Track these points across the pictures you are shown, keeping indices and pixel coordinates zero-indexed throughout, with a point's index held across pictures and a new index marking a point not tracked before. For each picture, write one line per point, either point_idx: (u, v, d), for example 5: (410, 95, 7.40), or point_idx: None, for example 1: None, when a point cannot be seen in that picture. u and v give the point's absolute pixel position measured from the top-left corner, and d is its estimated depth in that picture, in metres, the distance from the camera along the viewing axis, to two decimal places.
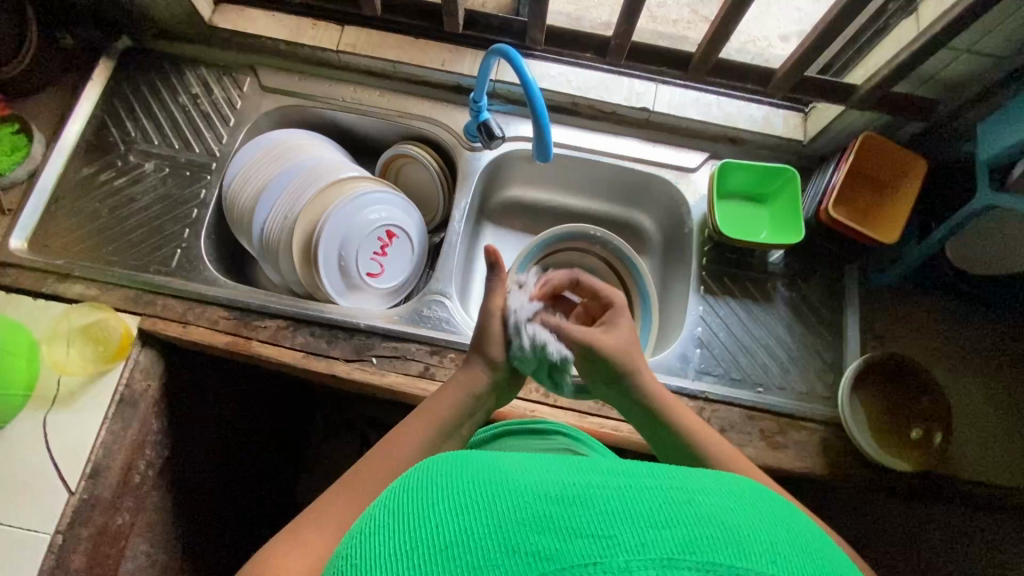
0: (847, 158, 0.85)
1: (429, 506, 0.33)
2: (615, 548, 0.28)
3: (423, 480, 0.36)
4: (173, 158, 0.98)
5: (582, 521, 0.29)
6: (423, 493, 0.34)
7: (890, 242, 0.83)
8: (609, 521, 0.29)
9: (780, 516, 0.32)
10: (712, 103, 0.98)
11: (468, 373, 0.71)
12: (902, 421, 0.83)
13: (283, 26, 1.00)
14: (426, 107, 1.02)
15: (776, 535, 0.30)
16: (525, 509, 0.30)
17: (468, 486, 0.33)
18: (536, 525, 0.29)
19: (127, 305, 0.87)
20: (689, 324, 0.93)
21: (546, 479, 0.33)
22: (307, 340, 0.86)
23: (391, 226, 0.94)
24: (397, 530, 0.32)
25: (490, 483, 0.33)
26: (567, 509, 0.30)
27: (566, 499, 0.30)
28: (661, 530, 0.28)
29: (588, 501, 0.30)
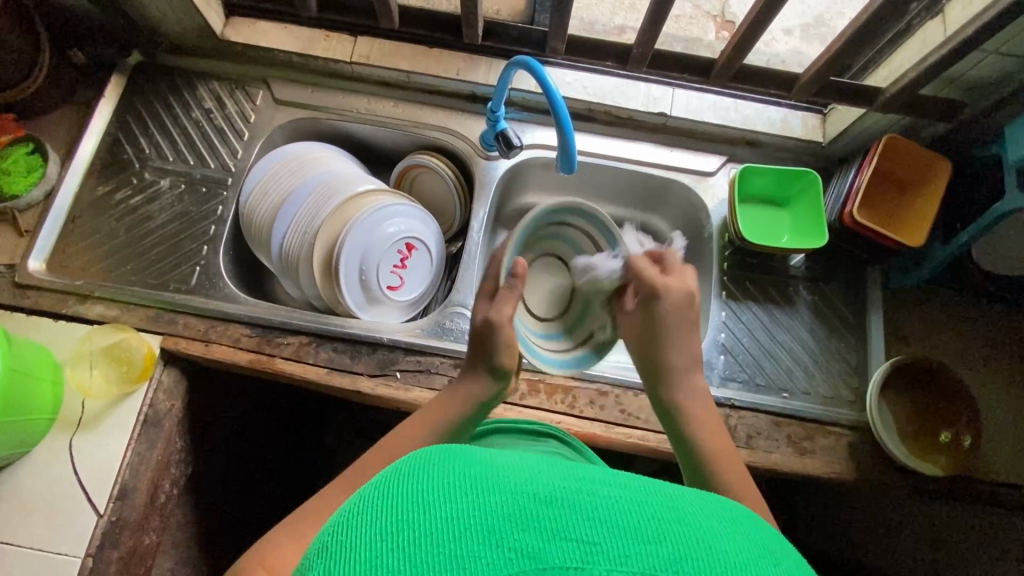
0: (870, 161, 0.84)
1: (420, 490, 0.31)
2: (598, 556, 0.28)
3: (417, 466, 0.34)
4: (188, 174, 0.97)
5: (566, 525, 0.29)
6: (415, 478, 0.32)
7: (915, 246, 0.82)
8: (595, 527, 0.29)
9: (767, 543, 0.31)
10: (730, 106, 0.97)
11: (474, 380, 0.70)
12: (931, 425, 0.83)
13: (296, 39, 0.99)
14: (442, 116, 1.01)
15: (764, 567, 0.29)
16: (511, 504, 0.29)
17: (459, 475, 0.32)
18: (522, 520, 0.29)
19: (148, 325, 0.87)
20: (711, 330, 0.92)
21: (537, 477, 0.32)
22: (331, 355, 0.85)
23: (410, 238, 0.93)
24: (388, 510, 0.30)
25: (480, 473, 0.32)
26: (555, 511, 0.29)
27: (553, 500, 0.30)
28: (646, 544, 0.28)
29: (576, 506, 0.30)
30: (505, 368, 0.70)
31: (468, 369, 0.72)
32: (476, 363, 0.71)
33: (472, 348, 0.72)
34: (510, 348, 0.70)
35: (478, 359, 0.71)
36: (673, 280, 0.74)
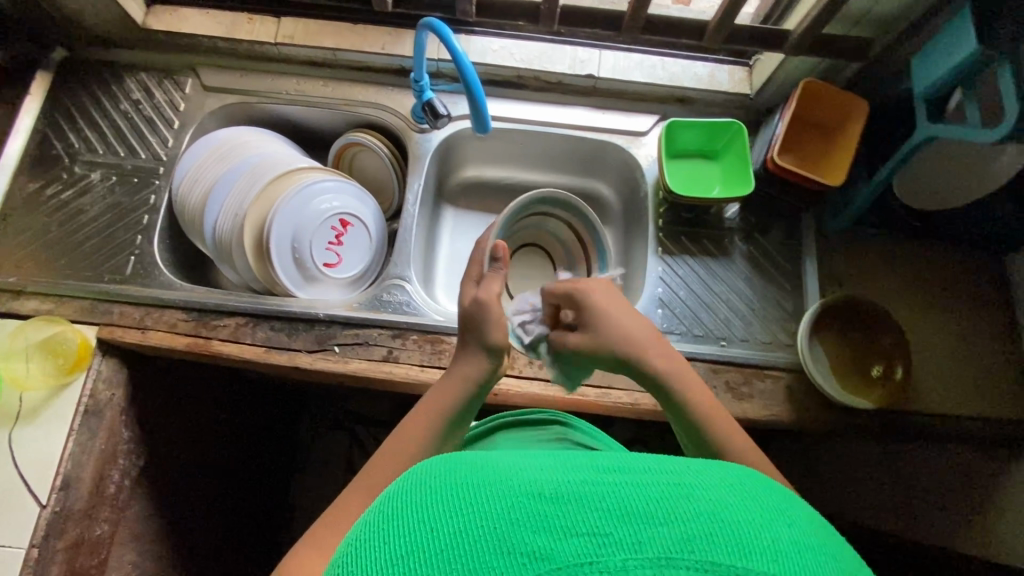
0: (790, 105, 0.85)
1: (421, 509, 0.32)
2: (612, 547, 0.28)
3: (415, 484, 0.35)
4: (120, 166, 0.97)
5: (575, 519, 0.29)
6: (413, 497, 0.33)
7: (836, 186, 0.83)
8: (604, 518, 0.29)
9: (780, 505, 0.32)
10: (656, 65, 0.99)
11: (468, 359, 0.70)
12: (862, 360, 0.85)
13: (218, 23, 0.99)
14: (371, 92, 1.01)
15: (779, 533, 0.30)
16: (516, 509, 0.29)
17: (456, 486, 0.32)
18: (529, 523, 0.29)
19: (83, 316, 0.86)
20: (649, 285, 0.93)
21: (538, 474, 0.32)
22: (268, 334, 0.86)
23: (344, 215, 0.93)
24: (390, 535, 0.31)
25: (481, 479, 0.32)
26: (564, 507, 0.29)
27: (560, 497, 0.30)
28: (661, 527, 0.28)
29: (583, 497, 0.30)
30: (498, 344, 0.68)
31: (461, 353, 0.71)
32: (468, 344, 0.71)
33: (463, 329, 0.72)
34: (498, 325, 0.69)
35: (470, 346, 0.70)
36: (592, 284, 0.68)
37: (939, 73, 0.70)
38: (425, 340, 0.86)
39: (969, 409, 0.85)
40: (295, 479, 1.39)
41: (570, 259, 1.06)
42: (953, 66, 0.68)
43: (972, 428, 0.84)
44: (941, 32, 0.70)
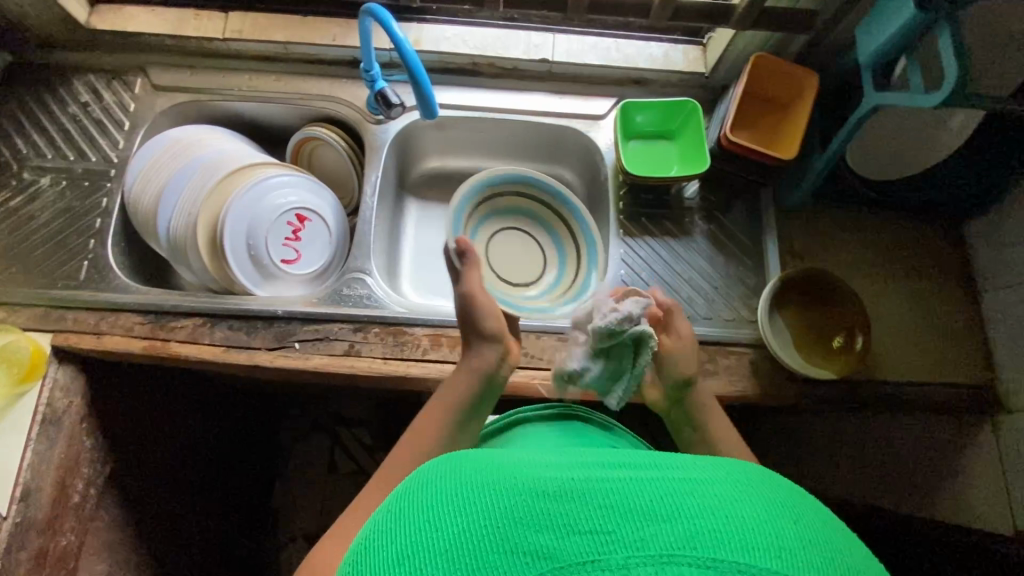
0: (741, 80, 0.85)
1: (427, 510, 0.34)
2: (614, 545, 0.30)
3: (422, 485, 0.37)
4: (70, 170, 0.95)
5: (580, 518, 0.31)
6: (421, 498, 0.36)
7: (789, 159, 0.83)
8: (608, 516, 0.31)
9: (786, 503, 0.33)
10: (610, 47, 0.99)
11: (478, 354, 0.71)
12: (825, 331, 0.86)
13: (165, 21, 0.98)
14: (325, 85, 1.00)
15: (780, 528, 0.31)
16: (523, 508, 0.32)
17: (461, 489, 0.35)
18: (535, 521, 0.31)
19: (36, 324, 0.85)
20: (612, 268, 0.93)
21: (544, 475, 0.34)
22: (226, 334, 0.84)
23: (301, 209, 0.92)
24: (395, 536, 0.34)
25: (489, 480, 0.35)
26: (567, 505, 0.32)
27: (567, 496, 0.32)
28: (663, 524, 0.30)
29: (584, 497, 0.32)
30: (492, 331, 0.71)
31: (471, 349, 0.72)
32: (473, 340, 0.72)
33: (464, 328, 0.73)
34: (495, 315, 0.72)
35: (474, 341, 0.72)
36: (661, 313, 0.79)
37: (882, 40, 0.70)
38: (387, 333, 0.85)
39: (931, 375, 0.86)
40: (277, 482, 1.37)
41: (560, 250, 0.99)
42: (895, 33, 0.68)
43: (936, 394, 0.85)
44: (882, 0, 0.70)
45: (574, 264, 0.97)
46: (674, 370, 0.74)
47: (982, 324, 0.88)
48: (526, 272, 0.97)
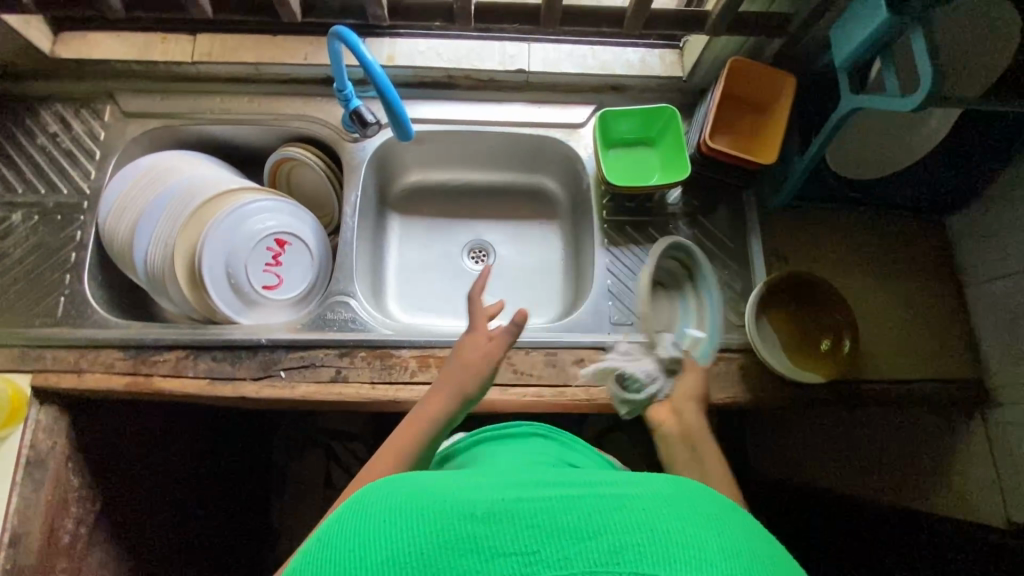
0: (720, 84, 0.84)
1: (364, 535, 0.36)
2: (538, 563, 0.33)
3: (364, 507, 0.39)
4: (41, 204, 0.92)
5: (506, 541, 0.34)
6: (359, 521, 0.37)
7: (769, 164, 0.83)
8: (533, 536, 0.34)
9: (708, 514, 0.36)
10: (587, 54, 0.98)
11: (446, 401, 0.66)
12: (812, 334, 0.86)
13: (131, 45, 0.95)
14: (299, 105, 0.98)
15: (699, 538, 0.34)
16: (454, 530, 0.35)
17: (398, 510, 0.37)
18: (461, 545, 0.34)
19: (14, 365, 0.83)
20: (598, 278, 0.92)
21: (476, 499, 0.38)
22: (210, 365, 0.83)
23: (281, 234, 0.90)
24: (332, 560, 0.35)
25: (426, 503, 0.38)
26: (496, 528, 0.35)
27: (495, 518, 0.36)
28: (585, 543, 0.34)
29: (511, 519, 0.35)
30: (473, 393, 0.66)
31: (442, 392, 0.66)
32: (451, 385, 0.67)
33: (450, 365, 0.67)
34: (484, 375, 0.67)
35: (451, 386, 0.67)
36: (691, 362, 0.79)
37: (855, 44, 0.70)
38: (374, 356, 0.84)
39: (917, 372, 0.86)
40: (274, 502, 1.37)
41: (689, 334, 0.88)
42: (868, 37, 0.68)
43: (923, 390, 0.86)
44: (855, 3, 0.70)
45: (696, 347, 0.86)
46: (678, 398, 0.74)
47: (966, 317, 0.89)
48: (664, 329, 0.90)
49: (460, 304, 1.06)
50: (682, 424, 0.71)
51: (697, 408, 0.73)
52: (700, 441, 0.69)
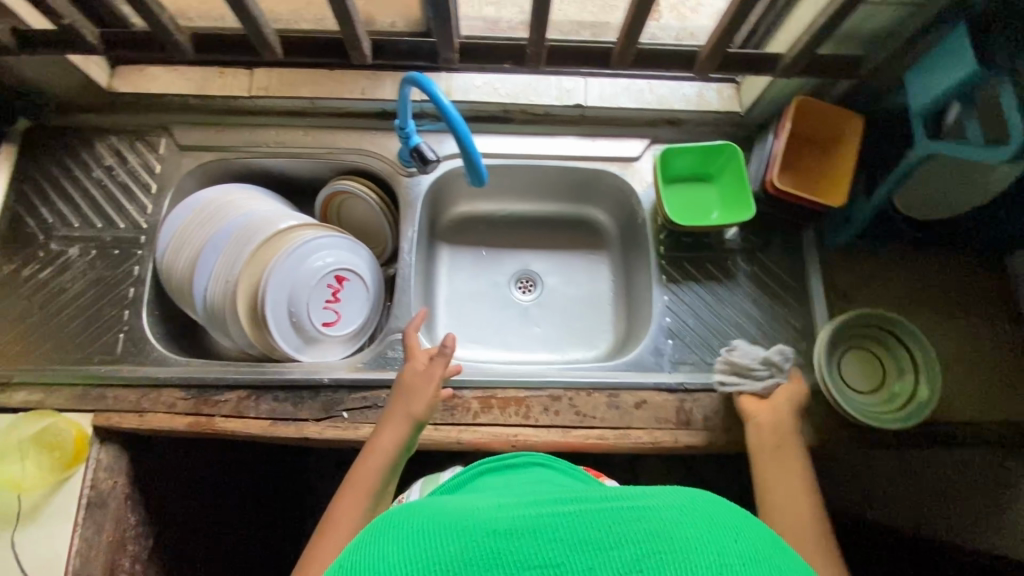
0: (785, 124, 0.84)
1: (376, 558, 0.32)
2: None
3: (374, 533, 0.35)
4: (98, 238, 0.92)
5: (525, 553, 0.31)
6: (370, 547, 0.33)
7: (837, 205, 0.82)
8: (555, 549, 0.31)
9: (737, 521, 0.33)
10: (643, 89, 0.98)
11: (392, 430, 0.75)
12: (893, 372, 0.85)
13: (188, 79, 0.96)
14: (355, 138, 0.98)
15: (729, 546, 0.31)
16: (472, 548, 0.31)
17: (412, 532, 0.33)
18: (484, 563, 0.31)
19: (75, 404, 0.83)
20: (657, 316, 0.91)
21: (496, 515, 0.34)
22: (273, 406, 0.83)
23: (340, 270, 0.89)
24: None
25: (438, 523, 0.34)
26: (515, 542, 0.31)
27: (514, 531, 0.32)
28: (609, 552, 0.30)
29: (533, 533, 0.32)
30: (421, 418, 0.75)
31: (385, 423, 0.76)
32: (395, 415, 0.76)
33: (396, 397, 0.78)
34: (428, 401, 0.77)
35: (394, 415, 0.76)
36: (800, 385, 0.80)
37: (935, 91, 0.69)
38: None
39: (990, 415, 0.85)
40: None
41: (896, 400, 0.83)
42: (949, 85, 0.67)
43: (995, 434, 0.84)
44: (936, 49, 0.69)
45: (902, 417, 0.80)
46: (783, 407, 0.78)
47: None
48: (866, 387, 0.85)
49: (508, 335, 1.06)
50: (776, 417, 0.77)
51: (792, 407, 0.78)
52: (788, 436, 0.75)
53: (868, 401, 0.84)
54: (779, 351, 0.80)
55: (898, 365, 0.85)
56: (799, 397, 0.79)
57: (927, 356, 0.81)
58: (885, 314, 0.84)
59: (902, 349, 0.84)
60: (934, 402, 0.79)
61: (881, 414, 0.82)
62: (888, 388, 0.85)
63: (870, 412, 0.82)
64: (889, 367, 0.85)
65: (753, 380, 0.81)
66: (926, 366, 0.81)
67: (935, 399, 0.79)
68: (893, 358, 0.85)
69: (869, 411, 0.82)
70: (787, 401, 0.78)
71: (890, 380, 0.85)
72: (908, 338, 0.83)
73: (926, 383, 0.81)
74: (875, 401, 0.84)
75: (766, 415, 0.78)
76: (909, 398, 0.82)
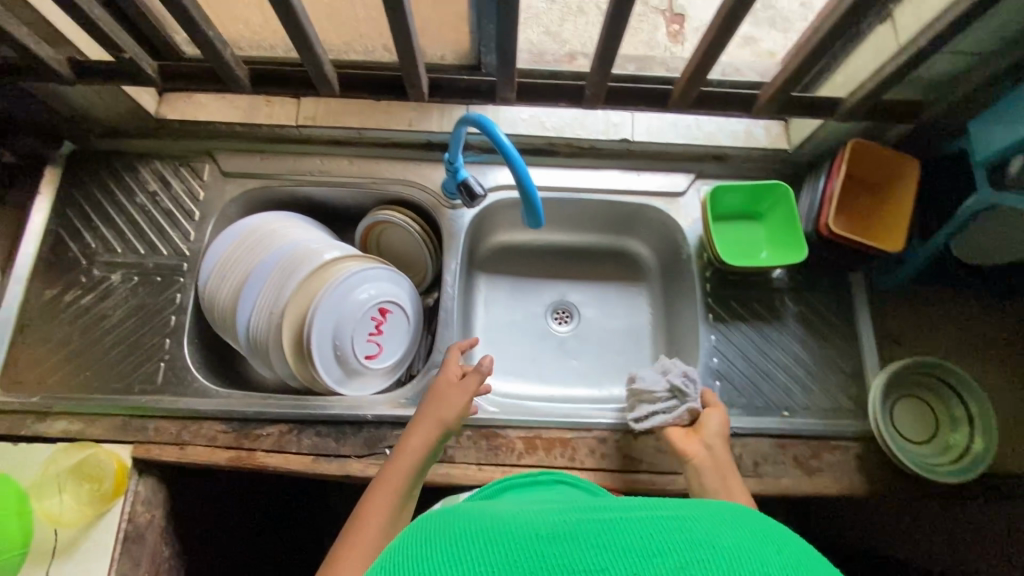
0: (840, 166, 0.82)
1: (423, 560, 0.33)
2: None
3: (416, 537, 0.36)
4: (141, 265, 0.92)
5: (568, 558, 0.31)
6: (415, 550, 0.34)
7: (894, 250, 0.81)
8: (598, 554, 0.31)
9: (771, 535, 0.33)
10: (691, 124, 0.97)
11: (423, 432, 0.74)
12: (948, 423, 0.82)
13: (235, 107, 0.96)
14: (399, 169, 0.97)
15: (767, 558, 0.31)
16: (515, 552, 0.32)
17: (454, 538, 0.35)
18: (527, 566, 0.31)
19: (115, 434, 0.82)
20: (703, 356, 0.90)
21: (537, 522, 0.35)
22: (315, 441, 0.82)
23: (384, 303, 0.88)
24: None
25: (479, 530, 0.35)
26: (557, 546, 0.32)
27: (555, 537, 0.33)
28: (652, 561, 0.31)
29: (574, 539, 0.33)
30: (454, 423, 0.75)
31: (416, 424, 0.75)
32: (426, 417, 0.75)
33: (428, 402, 0.77)
34: (460, 406, 0.76)
35: (426, 418, 0.75)
36: (717, 411, 0.80)
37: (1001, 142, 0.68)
38: (480, 436, 0.82)
39: None
40: None
41: (950, 452, 0.81)
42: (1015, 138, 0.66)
43: None
44: (1004, 101, 0.69)
45: (957, 471, 0.78)
46: (707, 437, 0.77)
47: None
48: (918, 437, 0.83)
49: (546, 368, 1.04)
50: (708, 447, 0.75)
51: (719, 434, 0.77)
52: (725, 465, 0.74)
53: (921, 451, 0.82)
54: (681, 375, 0.82)
55: (953, 416, 0.82)
56: (718, 422, 0.79)
57: (983, 408, 0.79)
58: (940, 363, 0.82)
59: (957, 399, 0.82)
60: (990, 457, 0.76)
61: (934, 465, 0.80)
62: (942, 439, 0.82)
63: (924, 464, 0.79)
64: (943, 417, 0.83)
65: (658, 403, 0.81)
66: (983, 420, 0.79)
67: (991, 452, 0.77)
68: (947, 408, 0.83)
69: (922, 462, 0.79)
70: (714, 428, 0.78)
71: (944, 431, 0.82)
72: (964, 389, 0.81)
73: (982, 437, 0.78)
74: (928, 452, 0.82)
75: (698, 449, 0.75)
76: (964, 451, 0.80)
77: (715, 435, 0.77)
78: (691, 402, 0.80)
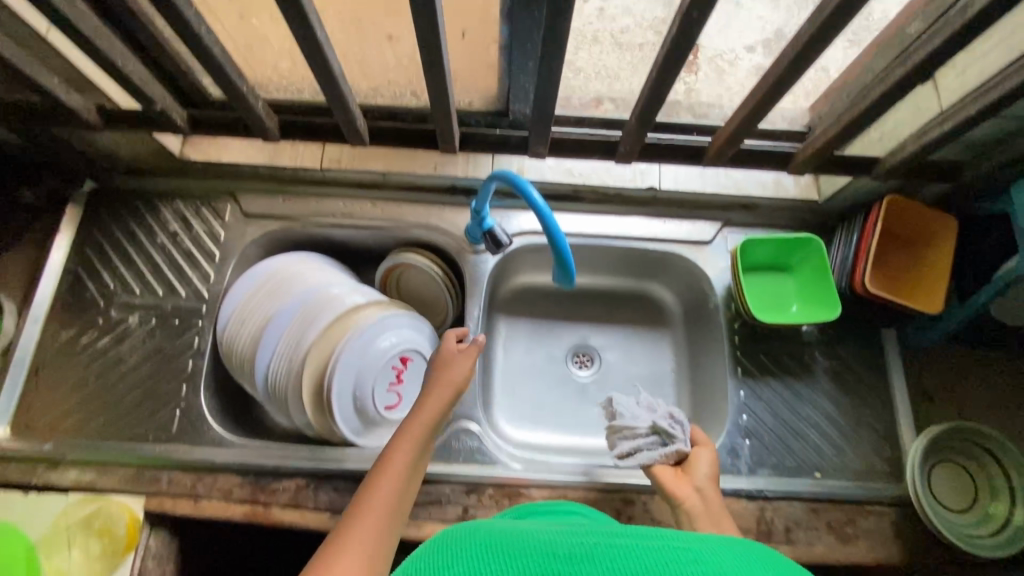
0: (876, 223, 0.80)
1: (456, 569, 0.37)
2: None
3: (447, 547, 0.40)
4: (159, 306, 0.90)
5: None
6: (447, 559, 0.38)
7: (935, 311, 0.79)
8: None
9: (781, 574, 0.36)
10: (718, 174, 0.97)
11: (436, 391, 0.74)
12: (986, 492, 0.80)
13: (260, 149, 0.96)
14: (423, 212, 0.96)
15: None
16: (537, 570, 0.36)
17: (482, 552, 0.38)
18: None
19: (127, 485, 0.80)
20: (732, 413, 0.87)
21: (558, 540, 0.39)
22: (332, 497, 0.79)
23: (405, 351, 0.86)
24: None
25: (505, 547, 0.39)
26: (575, 566, 0.36)
27: (574, 557, 0.36)
28: None
29: (592, 560, 0.36)
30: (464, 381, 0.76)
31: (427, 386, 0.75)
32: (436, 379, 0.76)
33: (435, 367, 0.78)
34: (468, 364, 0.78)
35: (436, 379, 0.76)
36: (705, 450, 0.78)
37: None
38: (502, 495, 0.80)
39: None
40: None
41: (989, 523, 0.78)
42: None
43: None
44: None
45: (999, 544, 0.75)
46: (698, 480, 0.74)
47: None
48: (955, 506, 0.80)
49: (566, 416, 1.02)
50: (698, 490, 0.73)
51: (709, 476, 0.75)
52: (716, 509, 0.71)
53: (960, 521, 0.79)
54: (668, 413, 0.80)
55: (990, 484, 0.80)
56: (706, 462, 0.76)
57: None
58: (978, 428, 0.79)
59: (995, 467, 0.79)
60: None
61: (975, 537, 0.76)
62: (980, 509, 0.79)
63: (965, 536, 0.76)
64: (981, 485, 0.80)
65: (640, 439, 0.79)
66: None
67: None
68: (985, 475, 0.80)
69: (963, 534, 0.76)
70: (705, 471, 0.75)
71: (982, 500, 0.79)
72: (1002, 456, 0.79)
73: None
74: (967, 522, 0.79)
75: (688, 493, 0.73)
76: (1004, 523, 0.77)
77: (705, 478, 0.74)
78: (678, 443, 0.77)
